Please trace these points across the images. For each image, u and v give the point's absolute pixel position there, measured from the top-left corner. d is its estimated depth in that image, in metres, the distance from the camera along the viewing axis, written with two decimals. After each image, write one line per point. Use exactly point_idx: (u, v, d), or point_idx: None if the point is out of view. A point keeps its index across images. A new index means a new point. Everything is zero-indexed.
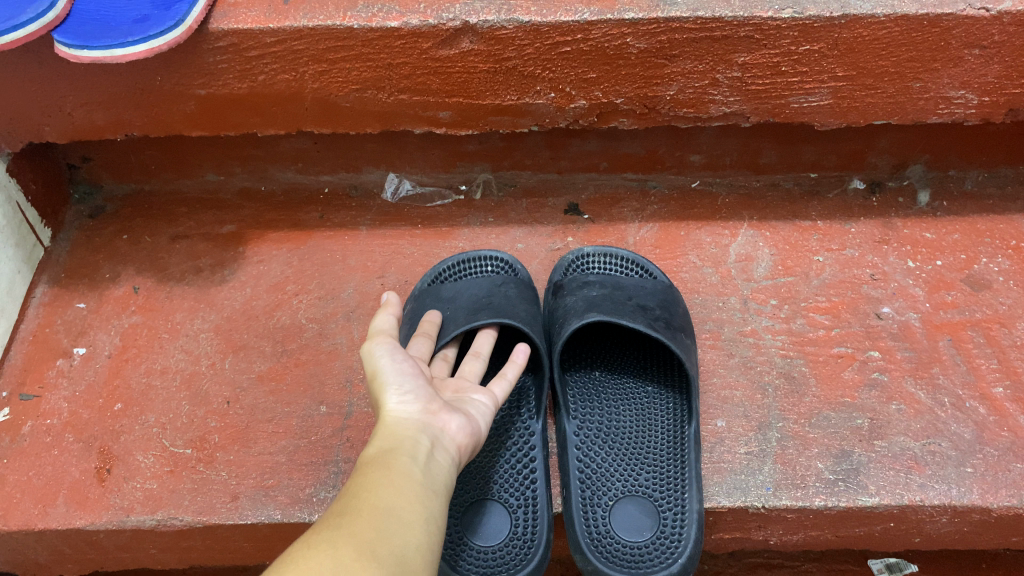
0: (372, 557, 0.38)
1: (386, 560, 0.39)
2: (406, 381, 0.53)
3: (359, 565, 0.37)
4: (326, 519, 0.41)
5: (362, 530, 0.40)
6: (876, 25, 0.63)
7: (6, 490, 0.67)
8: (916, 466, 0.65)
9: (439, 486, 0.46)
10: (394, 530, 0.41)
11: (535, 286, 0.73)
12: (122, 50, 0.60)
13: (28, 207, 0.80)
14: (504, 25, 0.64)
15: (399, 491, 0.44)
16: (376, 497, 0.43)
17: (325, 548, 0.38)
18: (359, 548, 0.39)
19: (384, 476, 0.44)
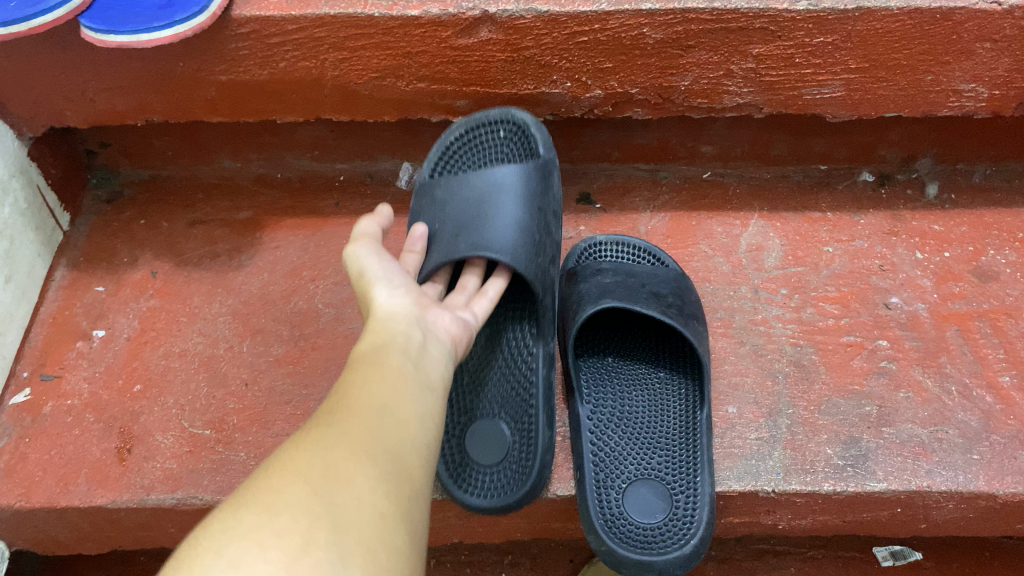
0: (367, 456, 0.39)
1: (379, 456, 0.40)
2: (393, 281, 0.53)
3: (351, 466, 0.38)
4: (319, 415, 0.42)
5: (353, 428, 0.41)
6: (889, 18, 0.64)
7: (29, 468, 0.68)
8: (924, 453, 0.66)
9: (433, 379, 0.47)
10: (387, 425, 0.42)
11: (541, 167, 0.70)
12: (148, 35, 0.60)
13: (48, 191, 0.81)
14: (523, 14, 0.65)
15: (391, 385, 0.44)
16: (366, 392, 0.43)
17: (316, 449, 0.39)
18: (349, 446, 0.39)
19: (373, 371, 0.45)
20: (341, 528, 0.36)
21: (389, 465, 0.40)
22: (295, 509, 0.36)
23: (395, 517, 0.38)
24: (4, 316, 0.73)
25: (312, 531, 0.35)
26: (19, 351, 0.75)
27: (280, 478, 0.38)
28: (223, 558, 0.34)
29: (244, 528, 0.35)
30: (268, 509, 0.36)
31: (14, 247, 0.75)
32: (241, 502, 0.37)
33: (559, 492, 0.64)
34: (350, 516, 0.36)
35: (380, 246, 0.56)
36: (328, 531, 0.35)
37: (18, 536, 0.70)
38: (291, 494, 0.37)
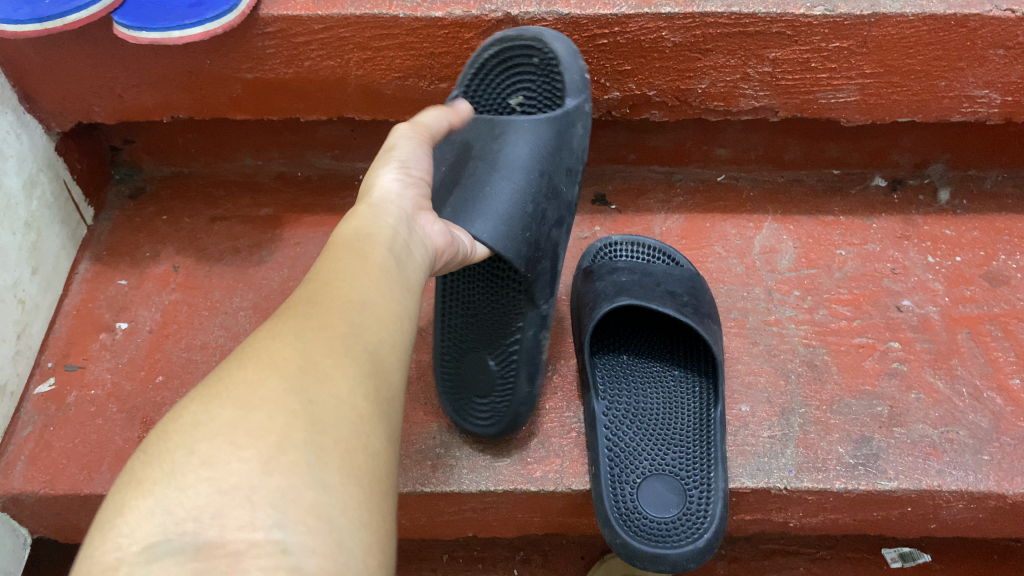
0: (345, 354, 0.38)
1: (357, 354, 0.38)
2: (409, 167, 0.51)
3: (328, 362, 0.37)
4: (294, 307, 0.40)
5: (332, 322, 0.39)
6: (904, 24, 0.66)
7: (53, 456, 0.69)
8: (934, 453, 0.66)
9: (414, 282, 0.46)
10: (365, 321, 0.40)
11: (563, 119, 0.62)
12: (179, 33, 0.62)
13: (73, 186, 0.82)
14: (544, 17, 0.66)
15: (373, 281, 0.42)
16: (346, 286, 0.41)
17: (292, 341, 0.37)
18: (328, 340, 0.38)
19: (356, 263, 0.43)
20: (319, 428, 0.34)
21: (367, 363, 0.38)
22: (271, 406, 0.34)
23: (373, 419, 0.36)
24: (30, 306, 0.74)
25: (289, 429, 0.33)
26: (44, 342, 0.77)
27: (253, 372, 0.35)
28: (195, 458, 0.32)
29: (215, 426, 0.33)
30: (242, 405, 0.34)
31: (41, 239, 0.76)
32: (212, 397, 0.34)
33: (574, 487, 0.65)
34: (328, 415, 0.34)
35: (420, 134, 0.54)
36: (306, 431, 0.33)
37: (40, 522, 0.71)
38: (267, 390, 0.34)
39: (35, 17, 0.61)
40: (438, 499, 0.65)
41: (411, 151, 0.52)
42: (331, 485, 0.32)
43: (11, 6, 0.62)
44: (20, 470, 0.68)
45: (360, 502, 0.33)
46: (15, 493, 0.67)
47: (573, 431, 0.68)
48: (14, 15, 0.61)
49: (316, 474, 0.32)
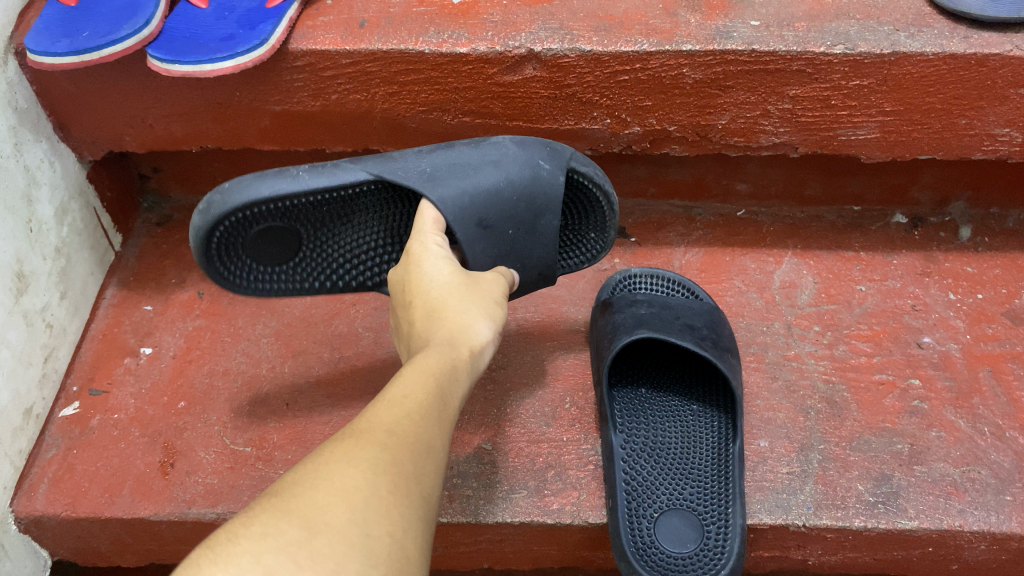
0: (409, 493, 0.39)
1: (416, 500, 0.39)
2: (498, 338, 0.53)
3: (394, 499, 0.38)
4: (374, 430, 0.41)
5: (407, 463, 0.40)
6: (924, 63, 0.66)
7: (76, 478, 0.70)
8: (956, 492, 0.66)
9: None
10: (430, 472, 0.41)
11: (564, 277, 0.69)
12: (211, 65, 0.64)
13: (103, 213, 0.84)
14: (566, 53, 0.67)
15: (442, 434, 0.43)
16: (425, 428, 0.42)
17: (365, 470, 0.38)
18: (396, 480, 0.38)
19: (437, 412, 0.44)
20: (373, 563, 0.35)
21: (422, 510, 0.39)
22: (335, 534, 0.35)
23: (419, 564, 0.37)
24: (58, 330, 0.76)
25: (345, 560, 0.34)
26: (70, 365, 0.78)
27: (324, 495, 0.36)
28: (258, 568, 0.33)
29: (280, 542, 0.34)
30: (309, 526, 0.35)
31: (70, 264, 0.78)
32: (281, 512, 0.35)
33: (591, 520, 0.65)
34: (382, 554, 0.35)
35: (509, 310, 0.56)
36: (361, 563, 0.34)
37: (60, 545, 0.71)
38: (334, 517, 0.35)
39: (73, 49, 0.63)
40: (455, 530, 0.65)
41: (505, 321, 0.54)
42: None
43: (50, 38, 0.64)
44: (43, 493, 0.69)
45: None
46: (37, 514, 0.68)
47: (591, 463, 0.68)
48: (53, 47, 0.63)
49: None
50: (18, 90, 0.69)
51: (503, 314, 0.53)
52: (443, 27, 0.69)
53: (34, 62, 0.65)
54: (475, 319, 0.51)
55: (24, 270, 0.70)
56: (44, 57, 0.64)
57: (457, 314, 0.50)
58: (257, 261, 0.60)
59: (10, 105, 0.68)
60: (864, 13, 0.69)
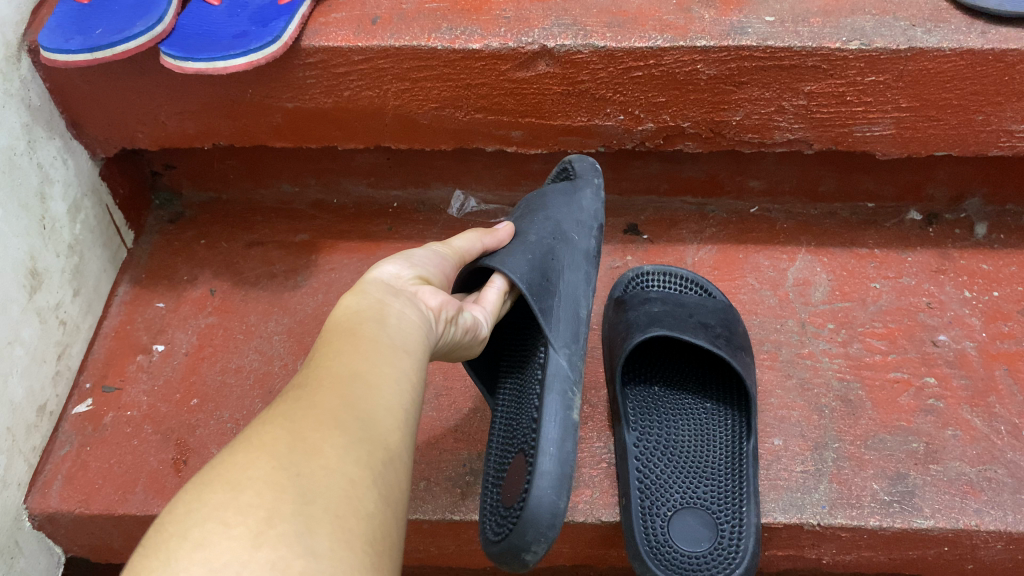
0: (335, 426, 0.40)
1: (350, 428, 0.40)
2: (410, 261, 0.56)
3: (318, 437, 0.39)
4: (290, 393, 0.42)
5: (327, 403, 0.41)
6: (941, 58, 0.65)
7: (89, 476, 0.70)
8: (972, 492, 0.65)
9: (408, 342, 0.48)
10: (360, 400, 0.42)
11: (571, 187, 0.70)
12: (224, 62, 0.64)
13: (115, 210, 0.84)
14: (580, 50, 0.67)
15: (366, 359, 0.45)
16: (342, 364, 0.44)
17: (283, 424, 0.39)
18: (319, 420, 0.40)
19: (352, 345, 0.46)
20: (308, 498, 0.35)
21: (357, 433, 0.40)
22: (260, 483, 0.36)
23: (366, 483, 0.38)
24: (71, 327, 0.76)
25: (278, 503, 0.35)
26: (83, 362, 0.78)
27: (244, 457, 0.37)
28: (188, 541, 0.33)
29: (207, 509, 0.34)
30: (232, 486, 0.35)
31: (83, 261, 0.78)
32: (205, 484, 0.36)
33: (604, 518, 0.64)
34: (316, 486, 0.36)
35: (435, 248, 0.59)
36: (295, 503, 0.35)
37: (74, 541, 0.72)
38: (257, 469, 0.36)
39: (86, 47, 0.63)
40: (469, 528, 0.65)
41: (414, 252, 0.58)
42: (321, 552, 0.33)
43: (64, 36, 0.64)
44: (57, 490, 0.69)
45: (354, 564, 0.34)
46: (51, 512, 0.68)
47: (604, 462, 0.68)
48: (67, 45, 0.63)
49: (306, 542, 0.34)
50: (31, 88, 0.69)
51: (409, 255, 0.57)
52: (456, 23, 0.69)
53: (48, 59, 0.65)
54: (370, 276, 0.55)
55: (38, 268, 0.70)
56: (58, 54, 0.64)
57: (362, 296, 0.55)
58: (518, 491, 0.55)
59: (24, 102, 0.68)
60: (880, 8, 0.68)
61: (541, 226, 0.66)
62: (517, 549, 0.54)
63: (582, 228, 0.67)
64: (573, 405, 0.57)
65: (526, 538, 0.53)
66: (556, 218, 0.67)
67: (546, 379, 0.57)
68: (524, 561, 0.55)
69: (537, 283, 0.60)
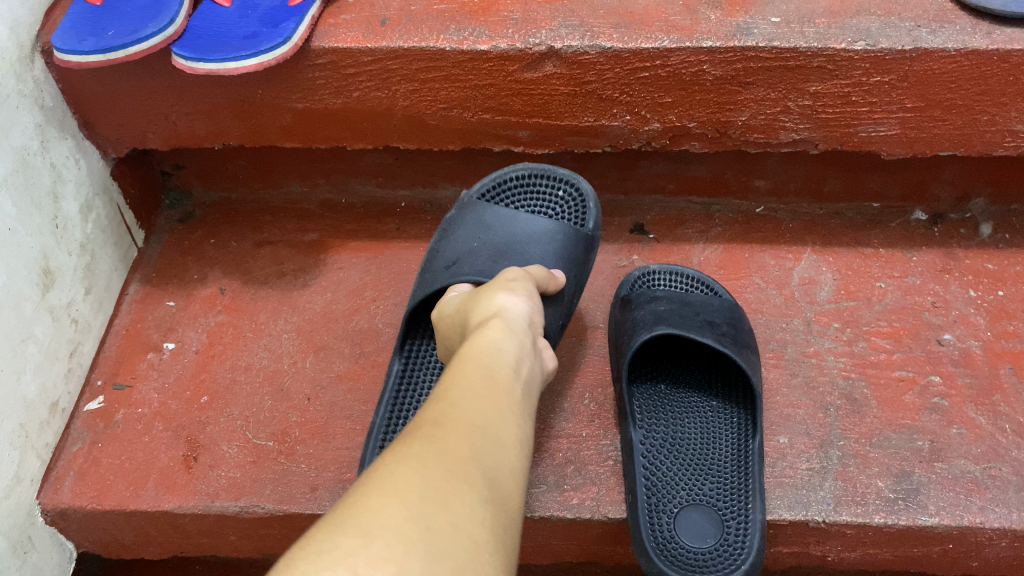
0: (465, 479, 0.39)
1: (477, 482, 0.39)
2: (520, 291, 0.57)
3: (448, 490, 0.38)
4: (421, 429, 0.42)
5: (457, 450, 0.40)
6: (946, 59, 0.66)
7: (101, 472, 0.71)
8: (976, 489, 0.66)
9: (532, 399, 0.49)
10: (487, 452, 0.41)
11: (586, 240, 0.74)
12: (235, 63, 0.64)
13: (126, 210, 0.85)
14: (587, 50, 0.67)
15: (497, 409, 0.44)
16: (471, 409, 0.43)
17: (415, 468, 0.39)
18: (450, 470, 0.39)
19: (482, 389, 0.45)
20: (436, 556, 0.35)
21: (486, 492, 0.39)
22: (393, 534, 0.35)
23: (488, 544, 0.37)
24: (83, 326, 0.77)
25: (406, 559, 0.35)
26: (95, 360, 0.79)
27: (377, 499, 0.37)
28: None
29: (339, 553, 0.35)
30: (364, 532, 0.35)
31: (94, 260, 0.79)
32: (339, 524, 0.36)
33: (610, 515, 0.65)
34: (445, 546, 0.36)
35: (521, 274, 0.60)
36: (423, 560, 0.35)
37: (86, 537, 0.72)
38: (389, 517, 0.36)
39: (99, 48, 0.64)
40: None
41: (529, 290, 0.57)
42: None
43: (76, 37, 0.65)
44: (69, 486, 0.70)
45: None
46: (64, 507, 0.69)
47: (610, 459, 0.68)
48: (80, 46, 0.64)
49: None
50: (45, 88, 0.70)
51: (519, 287, 0.57)
52: (464, 24, 0.69)
53: (61, 60, 0.66)
54: (490, 300, 0.54)
55: (50, 266, 0.71)
56: (70, 55, 0.65)
57: (474, 313, 0.54)
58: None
59: (37, 102, 0.69)
60: (885, 9, 0.69)
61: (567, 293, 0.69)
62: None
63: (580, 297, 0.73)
64: None
65: None
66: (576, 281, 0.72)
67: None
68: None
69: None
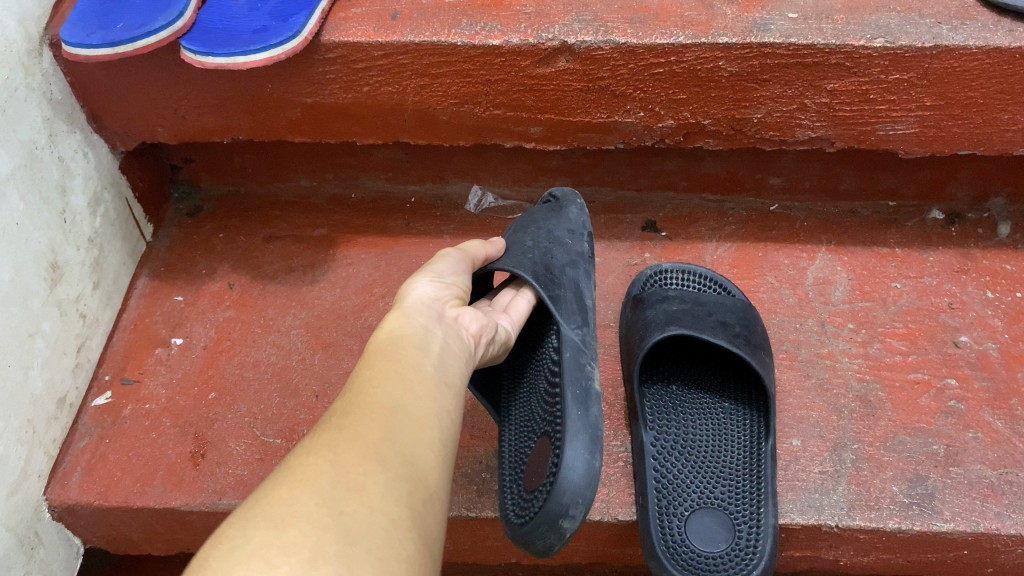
0: (377, 461, 0.40)
1: (393, 461, 0.41)
2: (441, 279, 0.57)
3: (361, 472, 0.39)
4: (331, 419, 0.43)
5: (369, 432, 0.42)
6: (967, 57, 0.65)
7: (109, 468, 0.70)
8: (992, 495, 0.65)
9: (450, 376, 0.49)
10: (401, 430, 0.43)
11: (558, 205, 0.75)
12: (244, 58, 0.63)
13: (134, 203, 0.85)
14: (600, 46, 0.66)
15: (406, 386, 0.46)
16: (383, 394, 0.45)
17: (326, 455, 0.40)
18: (362, 453, 0.40)
19: (391, 370, 0.46)
20: (350, 539, 0.35)
21: (400, 470, 0.40)
22: (303, 522, 0.36)
23: (407, 522, 0.38)
24: (91, 320, 0.77)
25: (321, 543, 0.35)
26: (103, 355, 0.79)
27: (289, 491, 0.38)
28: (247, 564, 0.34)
29: (252, 546, 0.35)
30: (276, 524, 0.36)
31: (102, 255, 0.79)
32: (246, 522, 0.36)
33: (620, 517, 0.64)
34: (358, 526, 0.36)
35: (457, 252, 0.60)
36: (338, 543, 0.35)
37: (93, 533, 0.72)
38: (301, 506, 0.37)
39: (107, 41, 0.63)
40: (485, 524, 0.66)
41: (442, 261, 0.59)
42: None
43: (85, 30, 0.64)
44: (76, 482, 0.69)
45: None
46: (70, 503, 0.68)
47: (620, 461, 0.68)
48: (88, 39, 0.64)
49: None
50: (53, 82, 0.70)
51: (433, 272, 0.57)
52: (476, 18, 0.68)
53: (70, 54, 0.65)
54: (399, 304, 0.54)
55: (58, 261, 0.71)
56: (79, 48, 0.64)
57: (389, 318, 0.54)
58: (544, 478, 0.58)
59: (45, 96, 0.69)
60: (905, 5, 0.67)
61: (534, 234, 0.70)
62: (554, 517, 0.55)
63: (575, 235, 0.72)
64: (590, 377, 0.61)
65: (565, 501, 0.54)
66: (554, 227, 0.72)
67: (563, 358, 0.61)
68: (560, 530, 0.55)
69: (543, 276, 0.64)
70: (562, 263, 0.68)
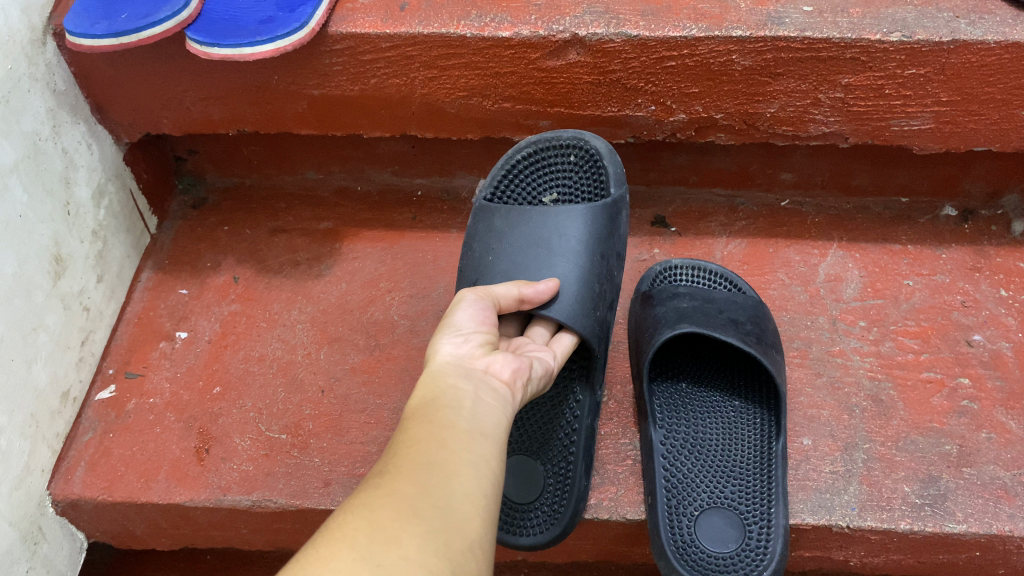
0: (413, 515, 0.38)
1: (430, 513, 0.39)
2: (463, 331, 0.52)
3: (396, 526, 0.37)
4: (367, 481, 0.41)
5: (403, 488, 0.40)
6: (985, 51, 0.63)
7: (112, 463, 0.70)
8: (1006, 497, 0.64)
9: (487, 429, 0.45)
10: (438, 480, 0.40)
11: (613, 208, 0.69)
12: (250, 49, 0.62)
13: (138, 195, 0.84)
14: (612, 38, 0.65)
15: (440, 443, 0.43)
16: (417, 451, 0.42)
17: (361, 513, 0.38)
18: (397, 509, 0.38)
19: (423, 430, 0.44)
20: None
21: (437, 523, 0.38)
22: None
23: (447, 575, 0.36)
24: (94, 313, 0.76)
25: None
26: (107, 348, 0.78)
27: (327, 549, 0.36)
28: None
29: None
30: None
31: (106, 247, 0.78)
32: None
33: (628, 516, 0.64)
34: None
35: (481, 294, 0.55)
36: None
37: (97, 528, 0.71)
38: (339, 562, 0.35)
39: (111, 31, 0.62)
40: None
41: (465, 309, 0.54)
42: None
43: (89, 21, 0.64)
44: (80, 477, 0.69)
45: None
46: (73, 498, 0.68)
47: (628, 459, 0.67)
48: (93, 29, 0.63)
49: None
50: (56, 72, 0.69)
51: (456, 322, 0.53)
52: (486, 10, 0.67)
53: (74, 44, 0.65)
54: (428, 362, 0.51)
55: (61, 254, 0.70)
56: (83, 39, 0.63)
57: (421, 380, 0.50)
58: (537, 503, 0.63)
59: (49, 86, 0.68)
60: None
61: (599, 266, 0.67)
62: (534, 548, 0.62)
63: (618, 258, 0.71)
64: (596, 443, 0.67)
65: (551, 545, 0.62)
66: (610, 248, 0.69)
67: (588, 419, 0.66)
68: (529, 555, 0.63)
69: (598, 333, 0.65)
70: (606, 310, 0.67)
